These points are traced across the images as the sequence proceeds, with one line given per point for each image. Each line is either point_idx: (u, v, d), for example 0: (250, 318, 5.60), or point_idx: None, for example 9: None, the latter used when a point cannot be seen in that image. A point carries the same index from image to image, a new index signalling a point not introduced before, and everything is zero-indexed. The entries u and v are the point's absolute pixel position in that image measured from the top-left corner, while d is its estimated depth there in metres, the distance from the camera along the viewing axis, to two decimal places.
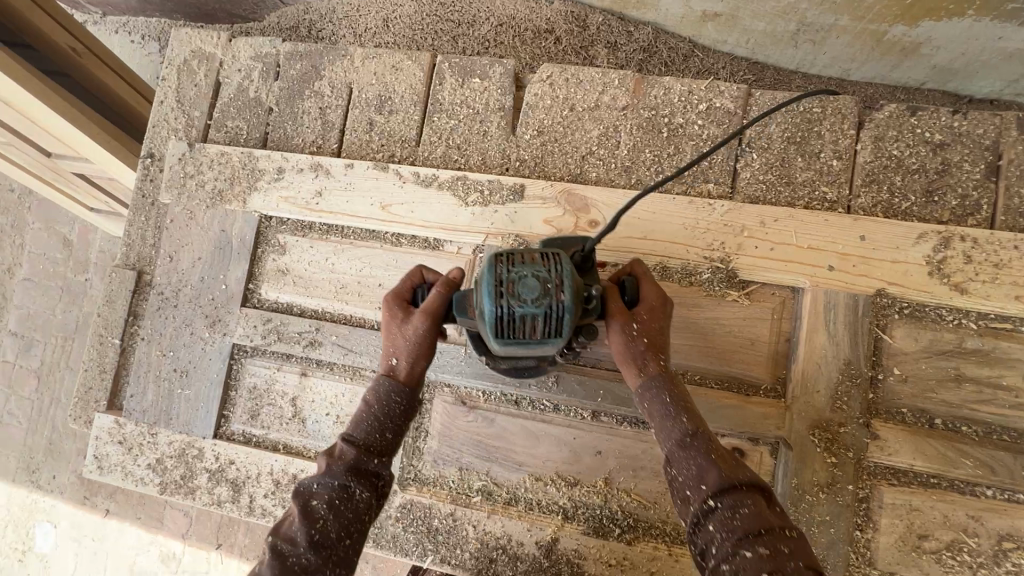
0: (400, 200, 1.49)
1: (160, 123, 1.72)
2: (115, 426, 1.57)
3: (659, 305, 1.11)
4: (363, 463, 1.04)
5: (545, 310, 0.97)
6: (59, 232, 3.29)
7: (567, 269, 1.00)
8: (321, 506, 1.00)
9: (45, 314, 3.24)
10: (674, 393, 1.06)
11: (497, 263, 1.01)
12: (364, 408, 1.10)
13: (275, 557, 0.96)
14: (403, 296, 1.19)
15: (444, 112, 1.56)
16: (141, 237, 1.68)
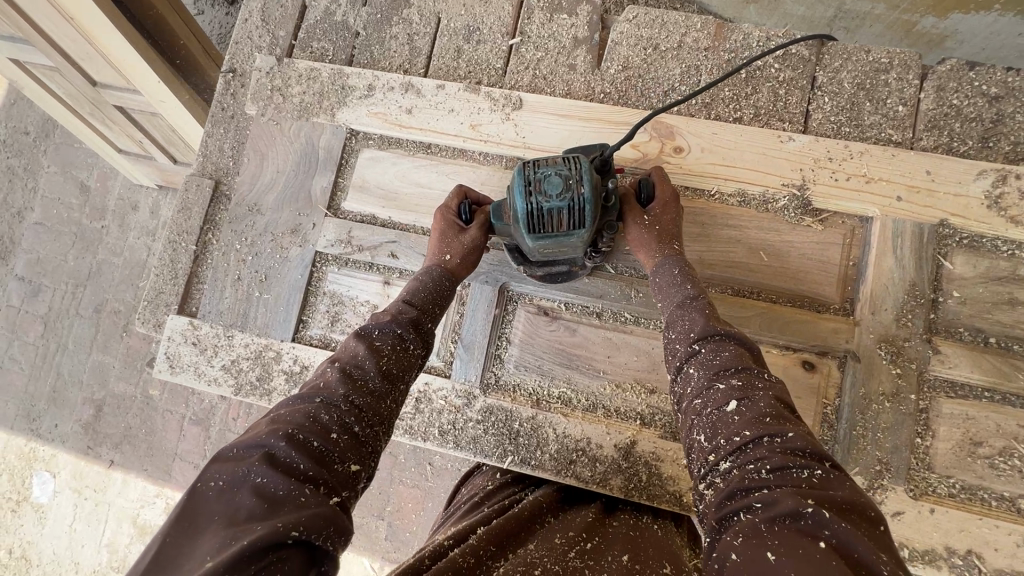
0: (490, 122, 1.55)
1: (243, 40, 1.74)
2: (188, 327, 1.57)
3: (670, 203, 1.35)
4: (424, 322, 1.20)
5: (567, 203, 1.15)
6: (76, 177, 3.12)
7: (586, 166, 1.18)
8: (383, 346, 1.11)
9: (56, 258, 3.06)
10: (680, 272, 1.25)
11: (525, 168, 1.20)
12: (417, 283, 1.29)
13: (344, 376, 1.03)
14: (452, 212, 1.41)
15: (531, 44, 1.63)
16: (220, 149, 1.69)
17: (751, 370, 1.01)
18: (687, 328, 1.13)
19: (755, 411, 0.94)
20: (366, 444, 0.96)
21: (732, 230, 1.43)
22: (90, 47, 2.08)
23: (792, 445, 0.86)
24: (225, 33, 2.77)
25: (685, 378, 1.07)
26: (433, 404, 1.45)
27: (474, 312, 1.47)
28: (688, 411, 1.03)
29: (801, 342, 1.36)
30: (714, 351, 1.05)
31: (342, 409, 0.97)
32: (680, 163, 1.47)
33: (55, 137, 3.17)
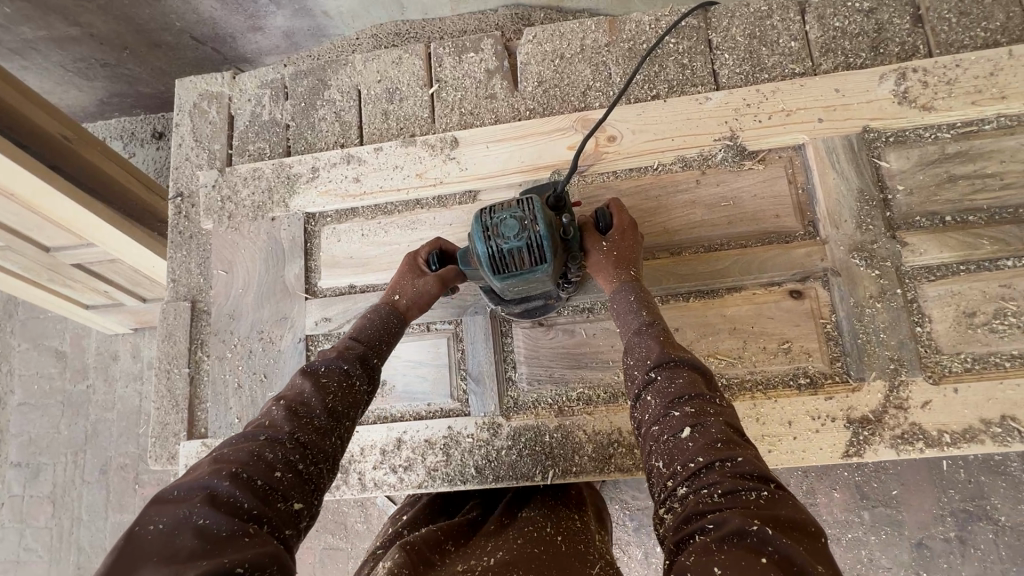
0: (434, 166, 1.62)
1: (182, 164, 1.80)
2: (203, 449, 1.56)
3: (628, 227, 1.38)
4: (370, 356, 1.25)
5: (524, 241, 1.19)
6: (50, 346, 3.07)
7: (539, 205, 1.21)
8: (332, 382, 1.15)
9: (48, 433, 2.97)
10: (637, 298, 1.27)
11: (482, 214, 1.25)
12: (365, 322, 1.34)
13: (290, 414, 1.06)
14: (419, 257, 1.46)
15: (450, 88, 1.73)
16: (187, 270, 1.72)
17: (704, 397, 1.05)
18: (643, 355, 1.16)
19: (707, 437, 0.98)
20: (309, 482, 0.99)
21: (685, 194, 1.51)
22: (35, 215, 2.09)
23: (740, 470, 0.92)
24: (161, 165, 2.85)
25: (644, 405, 1.10)
26: (462, 445, 1.45)
27: (473, 344, 1.50)
28: (647, 436, 1.06)
29: (782, 274, 1.42)
30: (670, 377, 1.09)
31: (286, 448, 1.00)
32: (618, 149, 1.55)
33: (19, 313, 3.11)
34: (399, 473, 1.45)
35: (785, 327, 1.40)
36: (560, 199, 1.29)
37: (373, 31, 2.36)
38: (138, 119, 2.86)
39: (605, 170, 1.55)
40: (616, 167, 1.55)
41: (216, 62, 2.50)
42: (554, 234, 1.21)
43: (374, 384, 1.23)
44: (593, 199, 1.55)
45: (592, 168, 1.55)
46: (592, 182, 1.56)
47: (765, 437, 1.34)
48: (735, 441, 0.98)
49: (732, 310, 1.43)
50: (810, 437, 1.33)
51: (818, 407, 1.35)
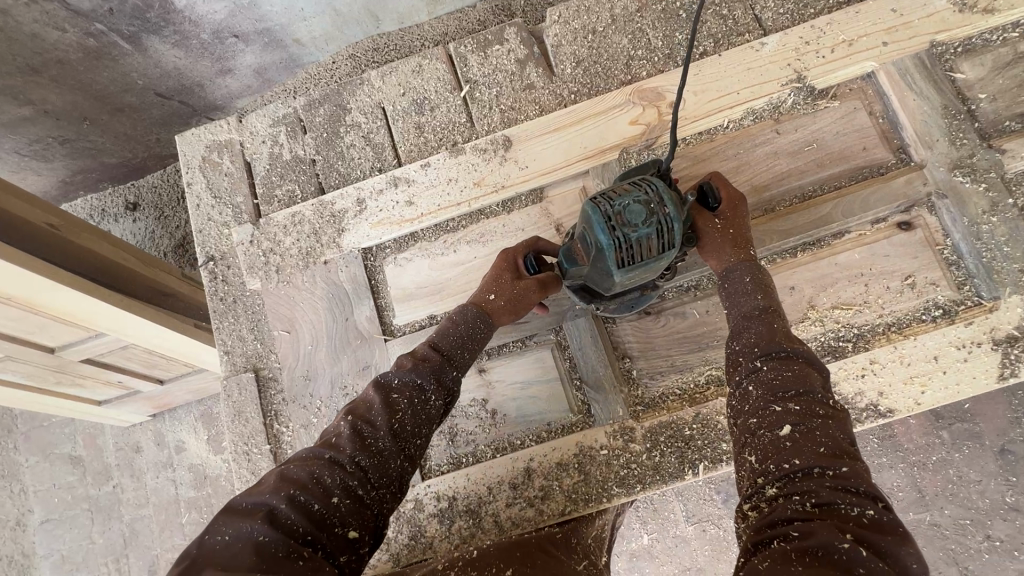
0: (491, 171, 1.50)
1: (206, 225, 1.64)
2: None
3: (739, 201, 1.27)
4: (446, 372, 1.10)
5: (656, 227, 1.08)
6: (62, 452, 2.73)
7: (662, 187, 1.11)
8: (401, 400, 1.03)
9: (82, 546, 2.65)
10: (752, 280, 1.15)
11: (599, 203, 1.11)
12: (449, 325, 1.19)
13: (354, 434, 0.98)
14: (517, 257, 1.30)
15: (482, 86, 1.61)
16: (240, 337, 1.55)
17: (813, 395, 0.94)
18: (748, 343, 1.06)
19: (812, 440, 0.88)
20: (371, 508, 0.92)
21: (765, 146, 1.42)
22: (36, 317, 1.79)
23: (845, 482, 0.82)
24: (141, 239, 2.53)
25: (744, 394, 1.00)
26: (597, 459, 1.34)
27: (582, 350, 1.39)
28: (741, 428, 0.97)
29: (888, 208, 1.35)
30: (774, 370, 0.99)
31: (346, 471, 0.93)
32: (683, 115, 1.45)
33: (18, 426, 2.76)
34: (536, 504, 1.34)
35: (903, 261, 1.34)
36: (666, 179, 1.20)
37: (349, 52, 2.13)
38: (107, 192, 2.57)
39: (675, 140, 1.46)
40: (685, 133, 1.45)
41: (187, 114, 2.27)
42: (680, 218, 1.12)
43: (447, 401, 1.09)
44: (669, 171, 1.45)
45: (660, 140, 1.46)
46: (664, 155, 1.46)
47: (914, 378, 1.28)
48: (849, 451, 0.87)
49: (845, 256, 1.36)
50: (959, 368, 1.27)
51: (960, 337, 1.28)
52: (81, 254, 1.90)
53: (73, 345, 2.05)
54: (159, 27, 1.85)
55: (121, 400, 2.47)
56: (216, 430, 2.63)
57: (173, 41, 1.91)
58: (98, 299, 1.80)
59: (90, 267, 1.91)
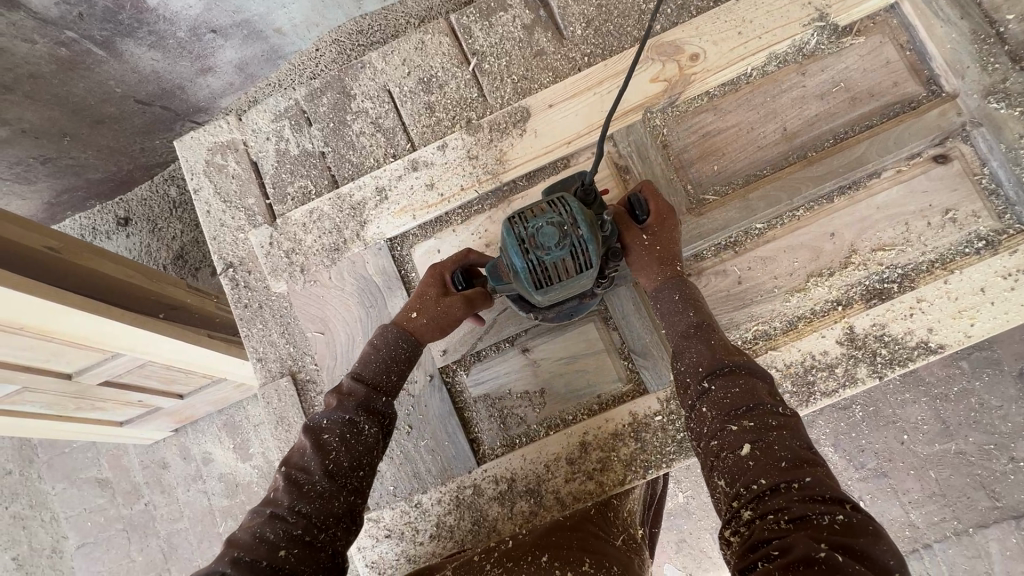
0: (511, 145, 1.45)
1: (220, 231, 1.58)
2: (371, 525, 1.40)
3: (667, 213, 1.28)
4: (374, 401, 1.14)
5: (569, 249, 1.06)
6: (89, 476, 2.69)
7: (576, 207, 1.09)
8: (333, 439, 1.07)
9: (122, 565, 2.64)
10: (681, 297, 1.20)
11: (514, 225, 1.10)
12: (372, 351, 1.22)
13: (290, 484, 1.02)
14: (447, 270, 1.31)
15: (490, 57, 1.54)
16: (271, 342, 1.52)
17: (765, 407, 0.98)
18: (694, 362, 1.11)
19: (772, 455, 0.92)
20: (324, 550, 0.97)
21: (792, 92, 1.39)
22: (50, 344, 1.72)
23: (810, 492, 0.85)
24: (138, 252, 2.46)
25: (699, 415, 1.04)
26: (653, 425, 1.33)
27: (625, 319, 1.37)
28: (705, 451, 1.00)
29: (922, 143, 1.32)
30: (725, 386, 1.04)
31: (289, 522, 0.97)
32: (705, 67, 1.40)
33: (39, 456, 2.71)
34: (596, 475, 1.34)
35: (942, 195, 1.31)
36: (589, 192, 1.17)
37: (332, 36, 2.03)
38: (96, 210, 2.46)
39: (698, 94, 1.41)
40: (708, 86, 1.41)
41: (169, 120, 2.16)
42: (596, 236, 1.09)
43: (383, 428, 1.14)
44: (695, 127, 1.42)
45: (683, 95, 1.41)
46: (689, 110, 1.42)
47: (962, 312, 1.27)
48: (805, 459, 0.90)
49: (882, 196, 1.33)
50: (1006, 297, 1.26)
51: (1005, 266, 1.27)
52: (86, 278, 1.82)
53: (93, 371, 1.98)
54: (133, 29, 1.76)
55: (141, 418, 2.42)
56: (242, 438, 2.60)
57: (148, 43, 1.81)
58: (112, 320, 1.74)
59: (97, 289, 1.83)
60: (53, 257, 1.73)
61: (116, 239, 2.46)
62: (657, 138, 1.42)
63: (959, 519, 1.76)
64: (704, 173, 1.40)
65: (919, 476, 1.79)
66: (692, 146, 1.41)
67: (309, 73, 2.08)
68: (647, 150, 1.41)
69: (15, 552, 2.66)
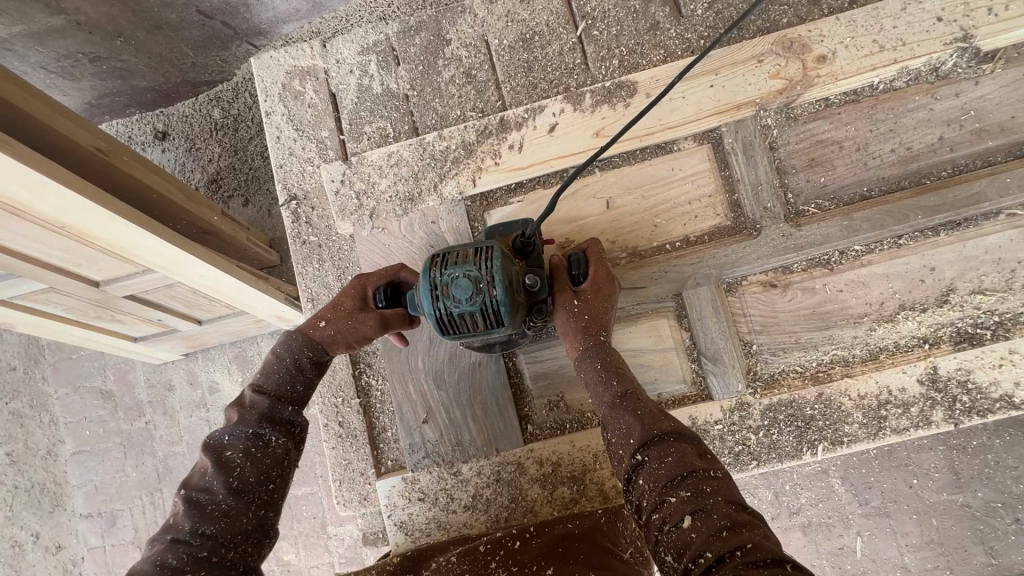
0: (610, 120, 1.37)
1: (286, 159, 1.51)
2: (406, 485, 1.37)
3: (604, 280, 1.21)
4: (277, 411, 1.09)
5: (479, 307, 1.00)
6: (94, 386, 2.65)
7: (498, 264, 1.01)
8: (237, 456, 1.03)
9: (116, 478, 2.63)
10: (604, 367, 1.13)
11: (431, 267, 1.03)
12: (275, 361, 1.15)
13: (192, 506, 0.98)
14: (371, 285, 1.24)
15: (600, 22, 1.44)
16: (325, 284, 1.47)
17: (700, 472, 0.96)
18: (625, 434, 1.04)
19: (712, 523, 0.89)
20: (234, 567, 0.95)
21: (918, 113, 1.31)
22: (84, 249, 1.65)
23: (752, 558, 0.81)
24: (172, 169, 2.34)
25: (636, 490, 0.99)
26: (710, 433, 1.30)
27: (702, 320, 1.32)
28: (648, 526, 0.96)
29: None
30: (659, 457, 0.99)
31: (193, 545, 0.95)
32: (832, 71, 1.32)
33: (47, 357, 2.67)
34: None
35: None
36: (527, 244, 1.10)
37: None
38: (134, 119, 2.37)
39: (818, 98, 1.33)
40: (828, 92, 1.32)
41: (226, 38, 2.05)
42: (513, 299, 1.02)
43: (295, 441, 1.10)
44: (809, 132, 1.34)
45: (802, 98, 1.33)
46: (805, 114, 1.34)
47: None
48: (741, 523, 0.87)
49: (992, 238, 1.27)
50: None
51: None
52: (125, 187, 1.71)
53: (124, 279, 1.90)
54: None
55: (158, 337, 2.36)
56: (252, 374, 2.55)
57: None
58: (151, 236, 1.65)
59: (128, 200, 1.74)
60: (97, 156, 1.60)
61: (150, 154, 2.37)
62: (765, 138, 1.34)
63: (952, 570, 1.74)
64: (808, 184, 1.33)
65: (921, 521, 1.76)
66: (802, 152, 1.33)
67: (381, 12, 1.99)
68: (753, 149, 1.33)
69: (11, 448, 2.65)
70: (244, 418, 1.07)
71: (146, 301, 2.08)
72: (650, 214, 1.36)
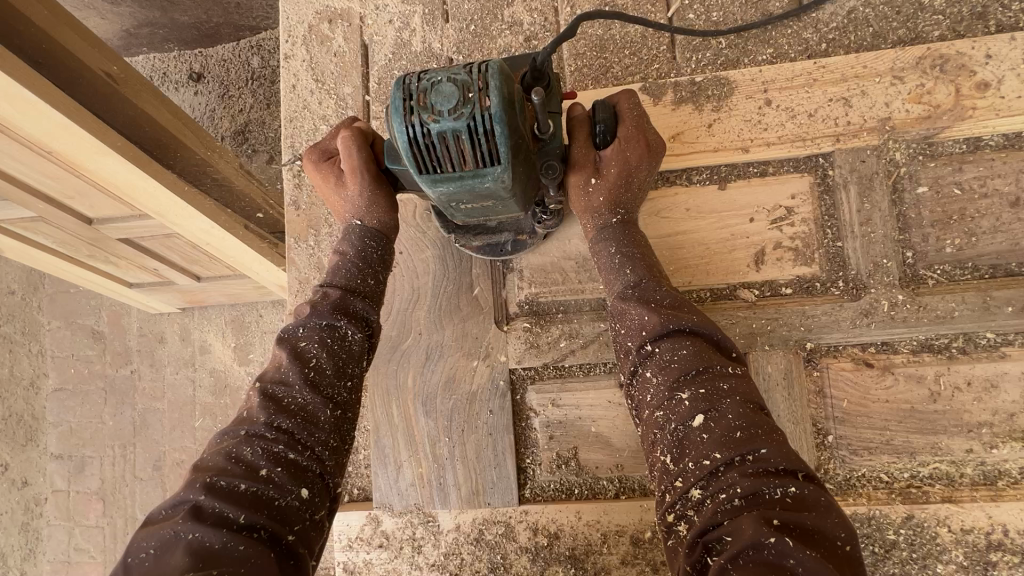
0: (692, 123, 1.09)
1: (299, 113, 1.28)
2: (369, 526, 1.11)
3: (635, 151, 0.94)
4: (353, 302, 0.90)
5: (466, 123, 0.68)
6: (81, 325, 2.48)
7: (496, 68, 0.70)
8: (314, 348, 0.85)
9: (91, 423, 2.46)
10: (618, 251, 0.94)
11: (407, 75, 0.73)
12: (336, 260, 0.96)
13: (266, 400, 0.80)
14: (328, 155, 1.04)
15: (699, 5, 1.17)
16: (319, 264, 1.24)
17: (716, 370, 0.79)
18: (636, 325, 0.86)
19: (725, 426, 0.74)
20: (312, 468, 0.77)
21: None
22: (73, 178, 1.39)
23: (765, 464, 0.69)
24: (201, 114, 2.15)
25: (642, 384, 0.83)
26: None
27: (769, 393, 1.03)
28: (648, 423, 0.81)
29: None
30: (672, 349, 0.81)
31: (269, 440, 0.77)
32: (994, 103, 1.02)
33: (40, 287, 2.51)
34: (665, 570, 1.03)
35: None
36: (539, 76, 0.80)
37: None
38: (172, 55, 2.17)
39: (971, 134, 1.03)
40: (986, 130, 1.02)
41: None
42: (512, 121, 0.70)
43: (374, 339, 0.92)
44: (950, 176, 1.03)
45: (948, 131, 1.03)
46: (947, 154, 1.04)
47: None
48: (758, 426, 0.73)
49: None
50: None
51: None
52: None
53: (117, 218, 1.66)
54: None
55: (154, 287, 2.16)
56: (244, 341, 2.32)
57: None
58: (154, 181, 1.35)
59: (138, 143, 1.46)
60: (100, 79, 1.27)
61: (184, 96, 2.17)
62: (890, 176, 1.05)
63: None
64: (940, 245, 1.03)
65: None
66: (938, 201, 1.03)
67: None
68: (872, 187, 1.05)
69: None
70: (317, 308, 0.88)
71: (140, 245, 1.86)
72: (724, 249, 1.08)
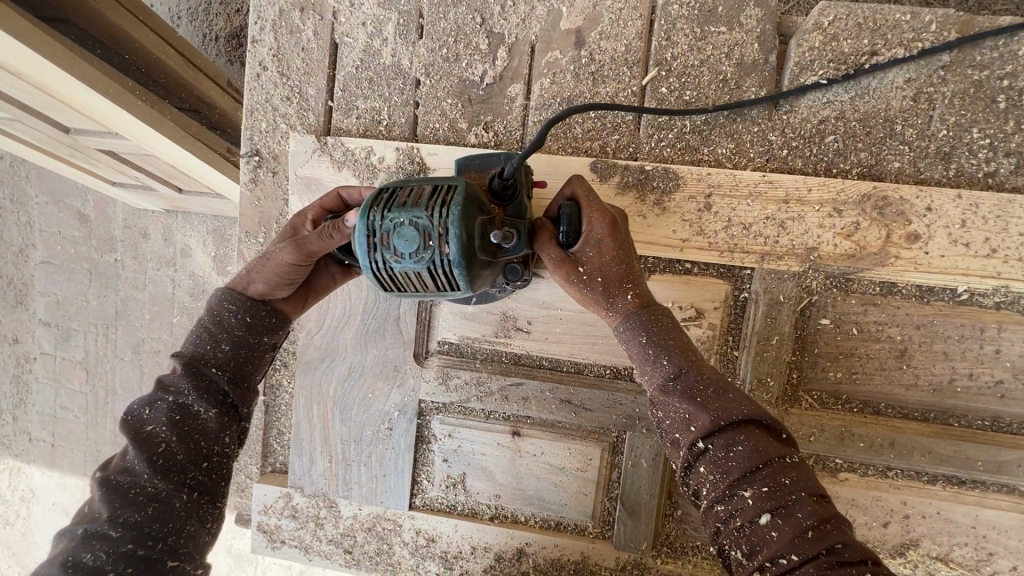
0: (631, 212, 1.11)
1: (260, 105, 1.26)
2: (282, 500, 1.30)
3: (604, 236, 0.93)
4: (207, 377, 0.89)
5: (426, 266, 0.77)
6: (68, 206, 2.41)
7: (455, 215, 0.76)
8: (162, 430, 0.84)
9: (78, 300, 2.46)
10: (649, 339, 0.87)
11: (371, 209, 0.79)
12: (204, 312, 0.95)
13: (109, 491, 0.79)
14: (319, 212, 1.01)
15: (673, 81, 1.13)
16: None
17: (777, 463, 0.74)
18: (683, 420, 0.80)
19: (794, 522, 0.70)
20: (165, 559, 0.79)
21: (983, 347, 1.06)
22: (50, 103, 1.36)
23: (841, 557, 0.67)
24: (195, 6, 1.81)
25: (695, 480, 0.78)
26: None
27: (636, 470, 1.17)
28: (708, 519, 0.76)
29: None
30: (726, 445, 0.76)
31: (111, 537, 0.76)
32: (918, 256, 1.04)
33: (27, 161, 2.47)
34: None
35: None
36: (507, 185, 0.89)
37: None
38: None
39: (888, 281, 1.06)
40: (901, 281, 1.06)
41: None
42: (471, 260, 0.78)
43: (234, 415, 0.91)
44: (852, 315, 1.10)
45: (867, 274, 1.06)
46: (858, 294, 1.09)
47: None
48: (826, 516, 0.71)
49: (990, 513, 1.08)
50: None
51: None
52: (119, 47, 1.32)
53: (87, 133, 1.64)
54: None
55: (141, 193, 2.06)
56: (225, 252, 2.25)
57: None
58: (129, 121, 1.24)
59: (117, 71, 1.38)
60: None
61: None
62: (800, 302, 1.10)
63: None
64: (822, 374, 1.12)
65: None
66: (834, 335, 1.11)
67: None
68: (782, 308, 1.09)
69: None
70: (171, 384, 0.88)
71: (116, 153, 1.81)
72: None
